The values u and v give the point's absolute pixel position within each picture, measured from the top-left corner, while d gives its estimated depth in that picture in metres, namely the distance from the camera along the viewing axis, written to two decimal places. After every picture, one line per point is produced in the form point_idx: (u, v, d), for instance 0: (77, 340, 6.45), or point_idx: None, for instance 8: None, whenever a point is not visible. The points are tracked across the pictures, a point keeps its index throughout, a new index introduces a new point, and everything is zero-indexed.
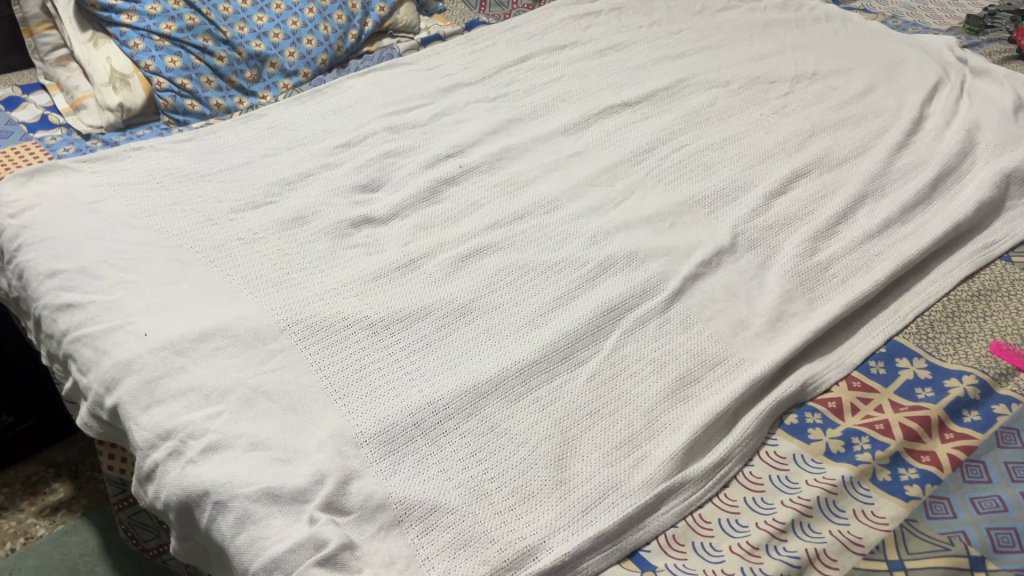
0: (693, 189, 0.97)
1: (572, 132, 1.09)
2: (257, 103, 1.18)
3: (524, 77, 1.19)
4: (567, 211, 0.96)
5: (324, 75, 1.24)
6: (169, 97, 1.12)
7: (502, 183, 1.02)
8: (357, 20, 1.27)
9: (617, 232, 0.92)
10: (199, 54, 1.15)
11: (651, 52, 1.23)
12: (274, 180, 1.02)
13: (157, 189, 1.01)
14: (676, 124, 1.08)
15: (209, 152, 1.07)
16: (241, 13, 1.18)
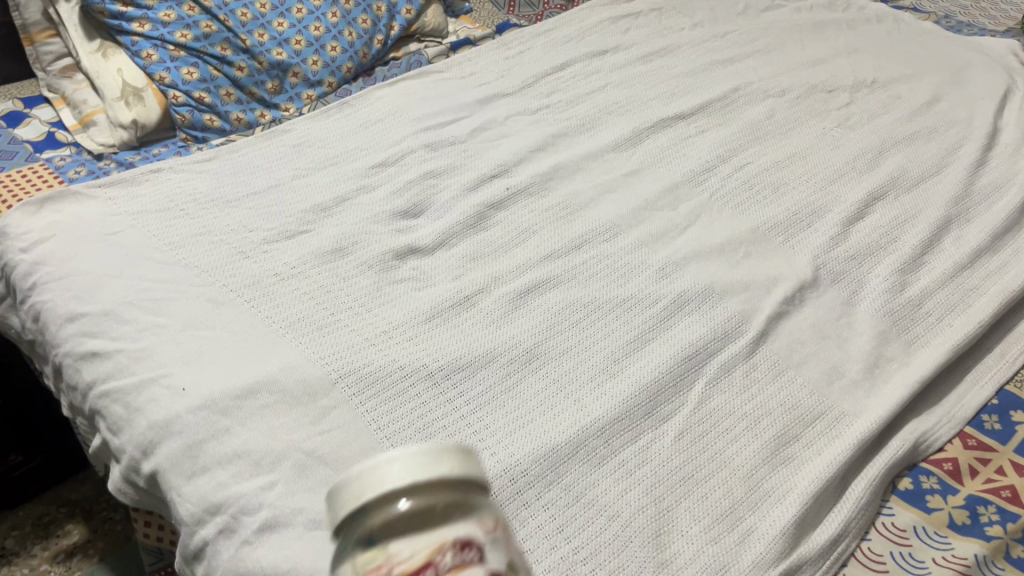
0: (764, 213, 0.90)
1: (624, 148, 1.01)
2: (280, 116, 1.10)
3: (566, 86, 1.11)
4: (630, 239, 0.89)
5: (349, 84, 1.16)
6: (186, 112, 1.04)
7: (554, 206, 0.94)
8: (382, 23, 1.19)
9: (687, 264, 0.85)
10: (217, 64, 1.07)
11: (697, 58, 1.16)
12: (308, 206, 0.94)
13: (180, 216, 0.93)
14: (735, 139, 1.01)
15: (233, 174, 0.99)
16: (261, 19, 1.10)
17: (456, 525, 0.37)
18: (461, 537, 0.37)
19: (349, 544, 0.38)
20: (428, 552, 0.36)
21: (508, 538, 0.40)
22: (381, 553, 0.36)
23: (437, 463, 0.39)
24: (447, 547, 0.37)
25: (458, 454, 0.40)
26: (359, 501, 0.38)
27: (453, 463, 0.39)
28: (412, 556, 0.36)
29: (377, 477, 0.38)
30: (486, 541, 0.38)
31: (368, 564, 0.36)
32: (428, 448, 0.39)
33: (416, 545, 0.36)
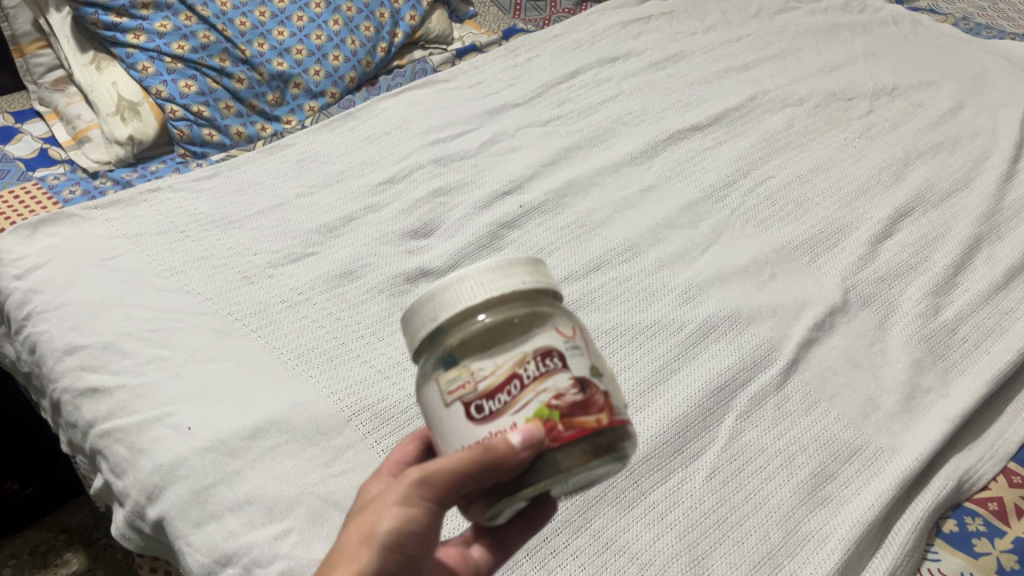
0: (789, 232, 0.87)
1: (641, 162, 0.98)
2: (281, 129, 1.06)
3: (577, 95, 1.08)
4: (649, 259, 0.86)
5: (352, 94, 1.12)
6: (185, 127, 1.00)
7: (570, 223, 0.91)
8: (386, 30, 1.15)
9: (711, 286, 0.82)
10: (216, 76, 1.03)
11: (711, 65, 1.13)
12: (314, 227, 0.91)
13: (180, 239, 0.89)
14: (755, 151, 0.98)
15: (234, 193, 0.95)
16: (260, 28, 1.06)
17: (536, 337, 0.44)
18: (541, 346, 0.44)
19: (433, 359, 0.47)
20: (511, 363, 0.43)
21: (586, 343, 0.47)
22: (465, 365, 0.44)
23: (506, 281, 0.47)
24: (529, 358, 0.44)
25: (526, 272, 0.48)
26: (436, 320, 0.47)
27: (520, 279, 0.47)
28: (492, 365, 0.44)
29: (449, 298, 0.47)
30: (566, 346, 0.45)
31: (452, 378, 0.44)
32: (496, 268, 0.48)
33: (497, 358, 0.44)
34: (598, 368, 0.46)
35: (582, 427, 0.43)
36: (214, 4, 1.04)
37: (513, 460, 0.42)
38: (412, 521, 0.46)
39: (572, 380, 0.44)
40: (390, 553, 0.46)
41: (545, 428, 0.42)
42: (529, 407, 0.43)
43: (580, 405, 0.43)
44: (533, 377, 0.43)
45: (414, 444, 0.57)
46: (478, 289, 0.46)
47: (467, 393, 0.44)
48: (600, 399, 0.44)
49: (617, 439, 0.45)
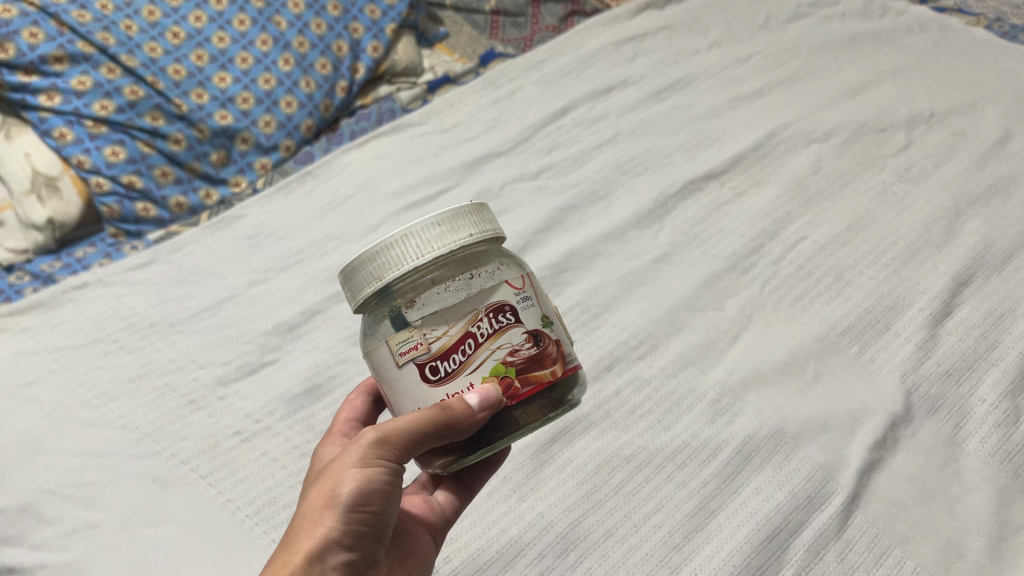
0: (830, 314, 0.74)
1: (650, 222, 0.84)
2: (228, 194, 0.92)
3: (569, 137, 0.94)
4: (670, 354, 0.73)
5: (310, 144, 0.98)
6: (114, 203, 0.86)
7: (572, 309, 0.78)
8: (345, 66, 0.99)
9: (745, 392, 0.69)
10: (148, 139, 0.88)
11: (720, 91, 0.99)
12: (271, 326, 0.77)
13: (112, 353, 0.75)
14: (780, 205, 0.85)
15: (175, 284, 0.81)
16: (197, 76, 0.91)
17: (489, 295, 0.47)
18: (493, 304, 0.47)
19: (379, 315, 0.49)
20: (464, 323, 0.46)
21: (535, 288, 0.51)
22: (415, 324, 0.46)
23: (453, 237, 0.48)
24: (482, 316, 0.47)
25: (470, 220, 0.50)
26: (383, 281, 0.48)
27: (469, 231, 0.49)
28: (443, 327, 0.46)
29: (396, 256, 0.47)
30: (517, 300, 0.48)
31: (404, 341, 0.46)
32: (446, 219, 0.49)
33: (449, 319, 0.46)
34: (547, 311, 0.50)
35: (537, 381, 0.47)
36: (141, 51, 0.88)
37: (470, 420, 0.45)
38: (374, 480, 0.45)
39: (525, 334, 0.47)
40: (353, 514, 0.44)
41: (503, 386, 0.46)
42: (485, 365, 0.46)
43: (534, 359, 0.47)
44: (488, 335, 0.46)
45: (360, 399, 0.64)
46: (431, 246, 0.47)
47: (422, 355, 0.46)
48: (554, 351, 0.48)
49: (567, 387, 0.50)
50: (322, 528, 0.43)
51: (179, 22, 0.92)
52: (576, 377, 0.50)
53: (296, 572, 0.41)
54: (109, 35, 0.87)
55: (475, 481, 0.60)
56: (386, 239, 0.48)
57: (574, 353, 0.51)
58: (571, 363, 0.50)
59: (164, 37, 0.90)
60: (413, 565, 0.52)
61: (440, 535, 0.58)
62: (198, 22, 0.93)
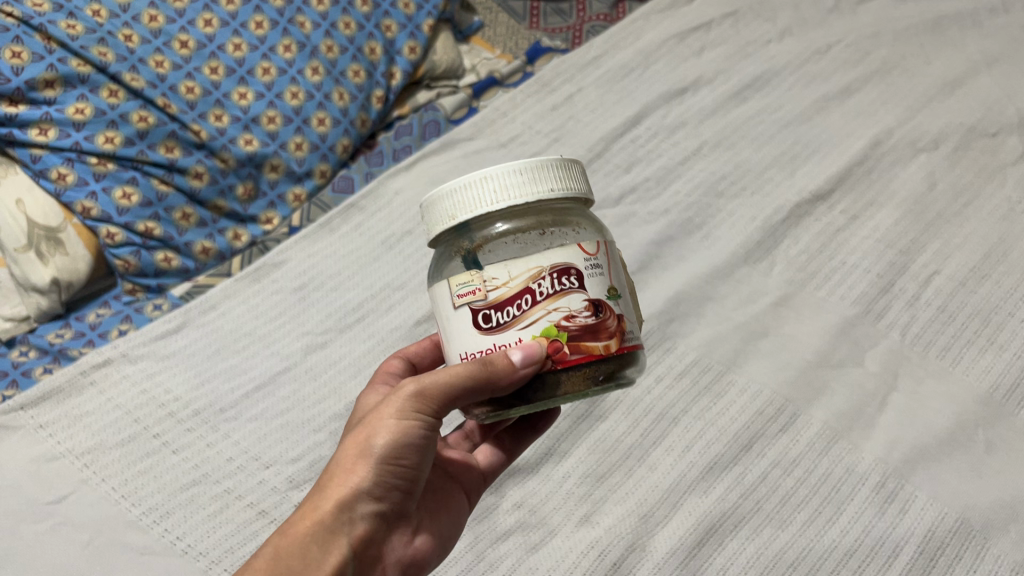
0: (988, 368, 0.65)
1: (760, 256, 0.74)
2: (259, 233, 0.79)
3: (648, 151, 0.82)
4: (815, 425, 0.63)
5: (346, 166, 0.85)
6: (130, 255, 0.72)
7: (690, 368, 0.68)
8: (379, 71, 0.86)
9: (912, 472, 0.60)
10: (164, 175, 0.73)
11: (806, 90, 0.88)
12: (342, 406, 0.65)
13: (156, 453, 0.62)
14: (902, 231, 0.75)
15: (217, 356, 0.69)
16: (214, 93, 0.76)
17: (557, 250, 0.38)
18: (561, 262, 0.38)
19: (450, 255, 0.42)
20: (526, 275, 0.38)
21: (611, 257, 0.42)
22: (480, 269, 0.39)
23: (534, 188, 0.40)
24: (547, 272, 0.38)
25: (558, 171, 0.41)
26: (455, 221, 0.41)
27: (551, 184, 0.41)
28: (504, 275, 0.38)
29: (471, 197, 0.40)
30: (588, 264, 0.39)
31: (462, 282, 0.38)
32: (531, 166, 0.40)
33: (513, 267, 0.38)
34: (618, 284, 0.41)
35: (590, 353, 0.38)
36: (146, 67, 0.73)
37: (511, 378, 0.37)
38: (411, 437, 0.40)
39: (587, 302, 0.38)
40: (385, 469, 0.40)
41: (550, 349, 0.38)
42: (538, 325, 0.38)
43: (591, 329, 0.38)
44: (548, 295, 0.38)
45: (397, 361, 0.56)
46: (507, 193, 0.40)
47: (478, 301, 0.38)
48: (613, 324, 0.39)
49: (623, 364, 0.40)
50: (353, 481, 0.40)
51: (187, 28, 0.76)
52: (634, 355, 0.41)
53: (325, 520, 0.39)
54: (106, 49, 0.71)
55: (519, 442, 0.55)
56: (464, 178, 0.41)
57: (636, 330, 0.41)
58: (631, 340, 0.40)
59: (171, 47, 0.75)
60: (446, 522, 0.48)
61: (476, 493, 0.53)
62: (209, 27, 0.77)
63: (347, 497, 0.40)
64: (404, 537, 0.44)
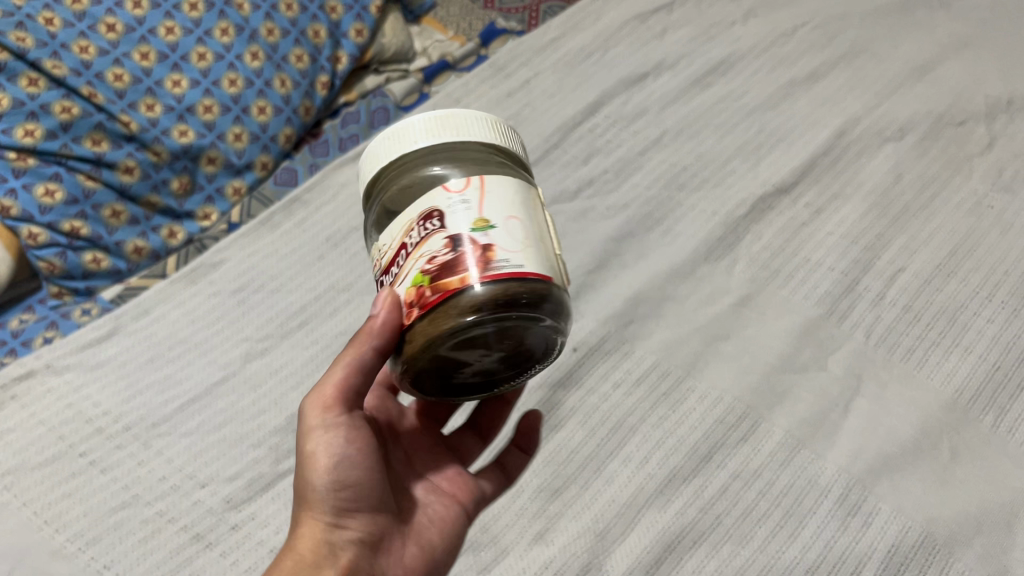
0: (953, 371, 0.63)
1: (721, 252, 0.71)
2: (196, 231, 0.75)
3: (607, 141, 0.79)
4: (777, 434, 0.61)
5: (289, 157, 0.81)
6: (54, 257, 0.67)
7: (648, 373, 0.65)
8: (325, 56, 0.81)
9: (876, 482, 0.58)
10: (90, 170, 0.68)
11: (770, 75, 0.85)
12: (284, 420, 0.62)
13: (83, 473, 0.58)
14: (868, 226, 0.72)
15: (149, 365, 0.64)
16: (145, 80, 0.71)
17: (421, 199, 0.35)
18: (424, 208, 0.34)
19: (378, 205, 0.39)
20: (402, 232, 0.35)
21: (518, 194, 0.36)
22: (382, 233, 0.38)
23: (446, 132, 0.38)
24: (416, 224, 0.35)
25: (486, 125, 0.40)
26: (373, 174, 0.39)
27: (455, 133, 0.38)
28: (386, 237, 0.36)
29: (378, 152, 0.39)
30: (456, 202, 0.34)
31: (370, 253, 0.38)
32: (445, 116, 0.39)
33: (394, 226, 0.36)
34: (510, 207, 0.35)
35: (446, 290, 0.33)
36: (69, 53, 0.67)
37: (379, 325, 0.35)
38: (343, 448, 0.39)
39: (448, 241, 0.33)
40: (338, 493, 0.39)
41: (417, 299, 0.34)
42: (412, 276, 0.34)
43: (449, 266, 0.33)
44: (415, 244, 0.34)
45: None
46: (411, 138, 0.38)
47: (383, 269, 0.37)
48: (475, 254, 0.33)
49: (511, 296, 0.33)
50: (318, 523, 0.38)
51: (114, 10, 0.70)
52: (525, 287, 0.33)
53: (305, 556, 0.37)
54: (25, 34, 0.65)
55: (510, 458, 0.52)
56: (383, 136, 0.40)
57: (536, 259, 0.34)
58: (509, 268, 0.33)
59: (96, 30, 0.69)
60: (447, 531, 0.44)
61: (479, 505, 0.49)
62: (138, 9, 0.71)
63: (316, 537, 0.38)
64: (407, 552, 0.42)
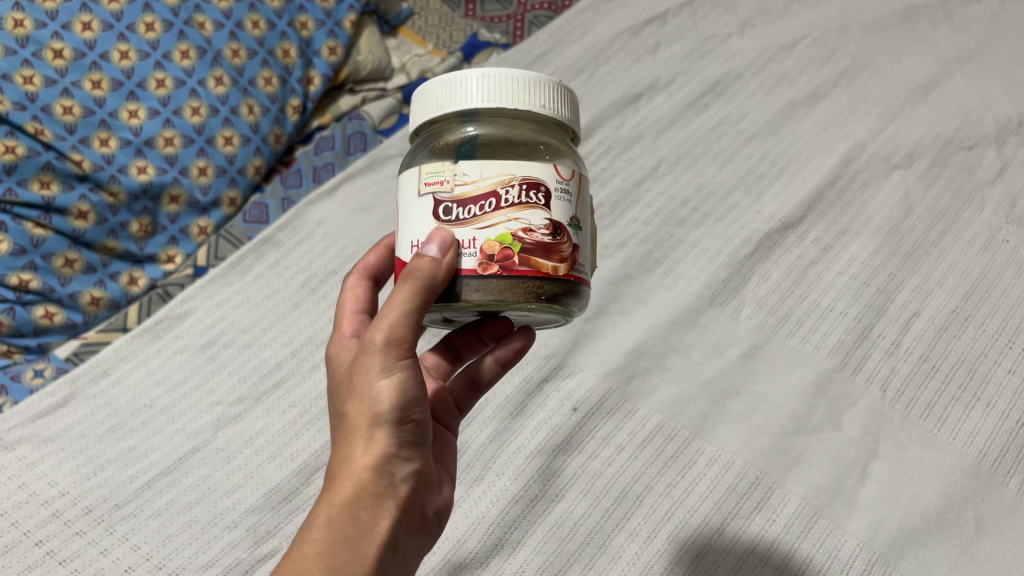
0: (975, 430, 0.60)
1: (726, 297, 0.67)
2: (159, 275, 0.69)
3: (601, 170, 0.75)
4: (793, 502, 0.57)
5: (259, 190, 0.75)
6: (3, 314, 0.61)
7: (653, 435, 0.61)
8: (295, 77, 0.76)
9: (900, 558, 0.55)
10: (39, 217, 0.62)
11: (772, 93, 0.80)
12: (262, 496, 0.57)
13: (39, 565, 0.53)
14: (879, 266, 0.68)
15: (111, 437, 0.58)
16: (98, 111, 0.64)
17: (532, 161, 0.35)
18: (533, 174, 0.35)
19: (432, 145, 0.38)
20: (495, 180, 0.35)
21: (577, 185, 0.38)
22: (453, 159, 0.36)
23: (511, 98, 0.36)
24: (512, 183, 0.35)
25: (552, 92, 0.38)
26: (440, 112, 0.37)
27: (541, 102, 0.37)
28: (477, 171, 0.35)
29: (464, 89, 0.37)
30: (558, 185, 0.36)
31: (433, 171, 0.35)
32: (516, 77, 0.37)
33: (485, 164, 0.35)
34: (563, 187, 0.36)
35: (539, 269, 0.35)
36: (11, 84, 0.60)
37: (439, 270, 0.34)
38: (408, 386, 0.36)
39: (546, 222, 0.35)
40: (397, 428, 0.36)
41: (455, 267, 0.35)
42: (494, 229, 0.34)
43: (543, 247, 0.35)
44: (513, 203, 0.34)
45: (363, 287, 0.50)
46: (468, 97, 0.36)
47: (444, 193, 0.35)
48: (565, 250, 0.36)
49: (568, 293, 0.37)
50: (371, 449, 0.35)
51: (61, 33, 0.62)
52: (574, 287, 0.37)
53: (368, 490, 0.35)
54: None
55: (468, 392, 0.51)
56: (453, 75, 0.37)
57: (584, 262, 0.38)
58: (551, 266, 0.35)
59: (41, 57, 0.61)
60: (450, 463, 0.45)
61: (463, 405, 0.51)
62: (88, 32, 0.63)
63: (373, 465, 0.35)
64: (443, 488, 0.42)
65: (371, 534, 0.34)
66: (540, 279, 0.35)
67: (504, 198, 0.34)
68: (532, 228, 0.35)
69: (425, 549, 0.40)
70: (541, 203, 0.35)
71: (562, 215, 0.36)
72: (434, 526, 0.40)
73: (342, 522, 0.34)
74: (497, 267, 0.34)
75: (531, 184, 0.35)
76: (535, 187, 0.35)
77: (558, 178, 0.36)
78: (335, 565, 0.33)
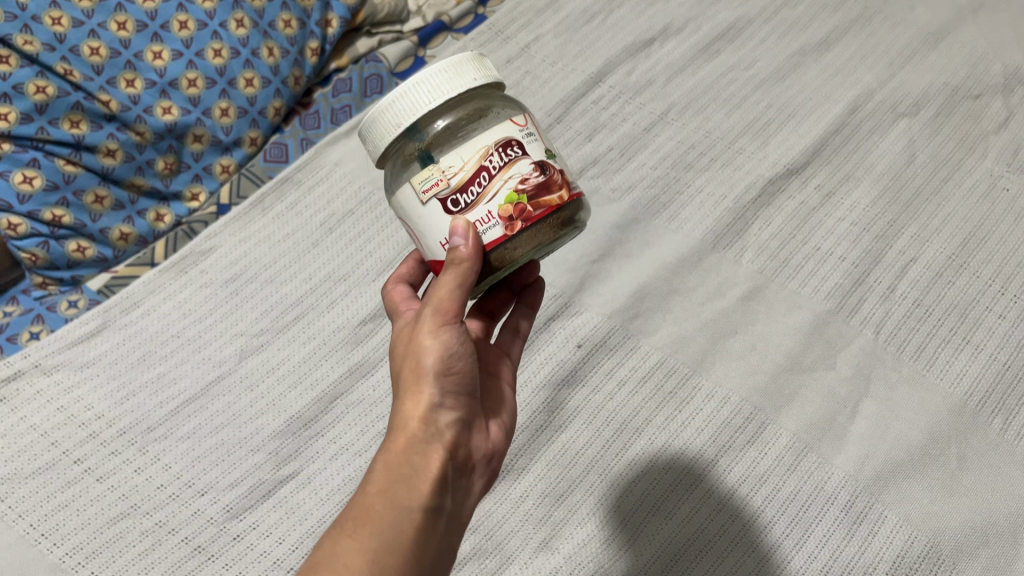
0: (963, 371, 0.63)
1: (729, 240, 0.70)
2: (184, 212, 0.72)
3: (612, 115, 0.76)
4: (784, 437, 0.60)
5: (279, 131, 0.77)
6: (36, 248, 0.64)
7: (654, 371, 0.64)
8: (313, 21, 0.77)
9: (883, 490, 0.58)
10: (70, 155, 0.65)
11: (783, 39, 0.81)
12: (284, 422, 0.61)
13: (78, 481, 0.57)
14: (880, 212, 0.70)
15: (142, 364, 0.62)
16: (123, 52, 0.66)
17: (493, 126, 0.38)
18: (501, 137, 0.38)
19: (403, 162, 0.41)
20: (478, 159, 0.38)
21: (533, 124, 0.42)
22: (434, 161, 0.39)
23: (453, 87, 0.39)
24: (492, 152, 0.38)
25: (476, 65, 0.41)
26: (400, 129, 0.39)
27: (474, 75, 0.40)
28: (459, 161, 0.38)
29: (408, 102, 0.39)
30: (524, 133, 0.39)
31: (425, 178, 0.38)
32: (444, 69, 0.40)
33: (461, 151, 0.38)
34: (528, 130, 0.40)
35: (550, 206, 0.39)
36: (40, 26, 0.62)
37: (477, 253, 0.38)
38: (453, 345, 0.40)
39: (533, 165, 0.39)
40: (444, 380, 0.40)
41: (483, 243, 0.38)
42: (500, 195, 0.38)
43: (543, 186, 0.39)
44: (501, 167, 0.38)
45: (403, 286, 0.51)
46: (417, 108, 0.39)
47: (444, 192, 0.38)
48: (558, 178, 0.40)
49: (575, 210, 0.41)
50: (421, 400, 0.39)
51: None
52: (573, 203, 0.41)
53: (419, 437, 0.38)
54: None
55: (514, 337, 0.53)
56: (387, 96, 0.40)
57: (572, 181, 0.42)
58: (551, 197, 0.39)
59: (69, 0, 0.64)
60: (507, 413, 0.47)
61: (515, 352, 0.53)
62: None
63: (422, 414, 0.38)
64: (494, 432, 0.44)
65: (425, 473, 0.37)
66: (553, 213, 0.39)
67: (491, 166, 0.38)
68: (527, 177, 0.38)
69: (480, 491, 0.42)
70: (521, 154, 0.39)
71: (541, 154, 0.39)
72: (487, 465, 0.43)
73: (398, 464, 0.37)
74: (520, 222, 0.38)
75: (504, 145, 0.38)
76: (509, 145, 0.39)
77: (519, 127, 0.39)
78: (393, 503, 0.36)
